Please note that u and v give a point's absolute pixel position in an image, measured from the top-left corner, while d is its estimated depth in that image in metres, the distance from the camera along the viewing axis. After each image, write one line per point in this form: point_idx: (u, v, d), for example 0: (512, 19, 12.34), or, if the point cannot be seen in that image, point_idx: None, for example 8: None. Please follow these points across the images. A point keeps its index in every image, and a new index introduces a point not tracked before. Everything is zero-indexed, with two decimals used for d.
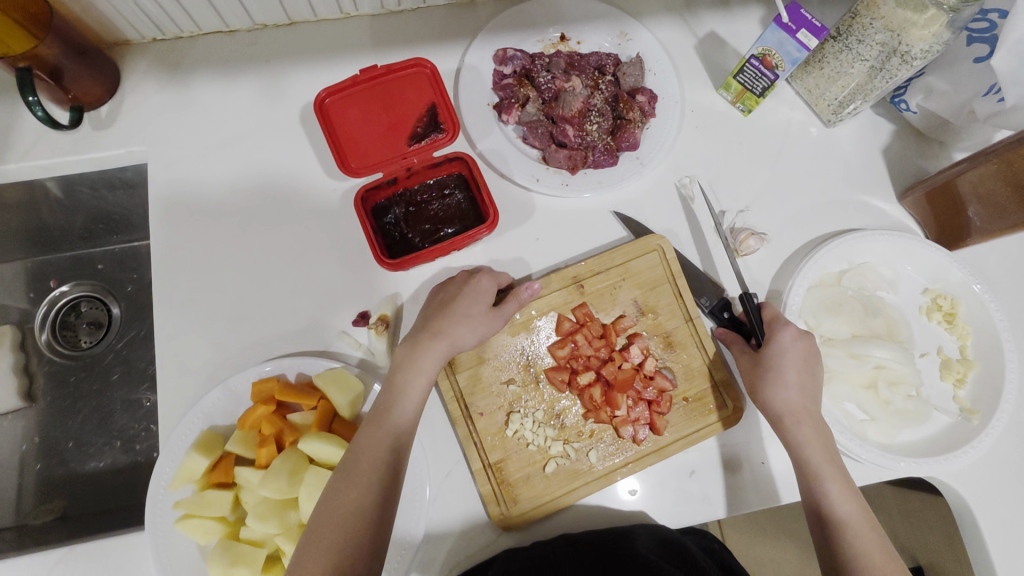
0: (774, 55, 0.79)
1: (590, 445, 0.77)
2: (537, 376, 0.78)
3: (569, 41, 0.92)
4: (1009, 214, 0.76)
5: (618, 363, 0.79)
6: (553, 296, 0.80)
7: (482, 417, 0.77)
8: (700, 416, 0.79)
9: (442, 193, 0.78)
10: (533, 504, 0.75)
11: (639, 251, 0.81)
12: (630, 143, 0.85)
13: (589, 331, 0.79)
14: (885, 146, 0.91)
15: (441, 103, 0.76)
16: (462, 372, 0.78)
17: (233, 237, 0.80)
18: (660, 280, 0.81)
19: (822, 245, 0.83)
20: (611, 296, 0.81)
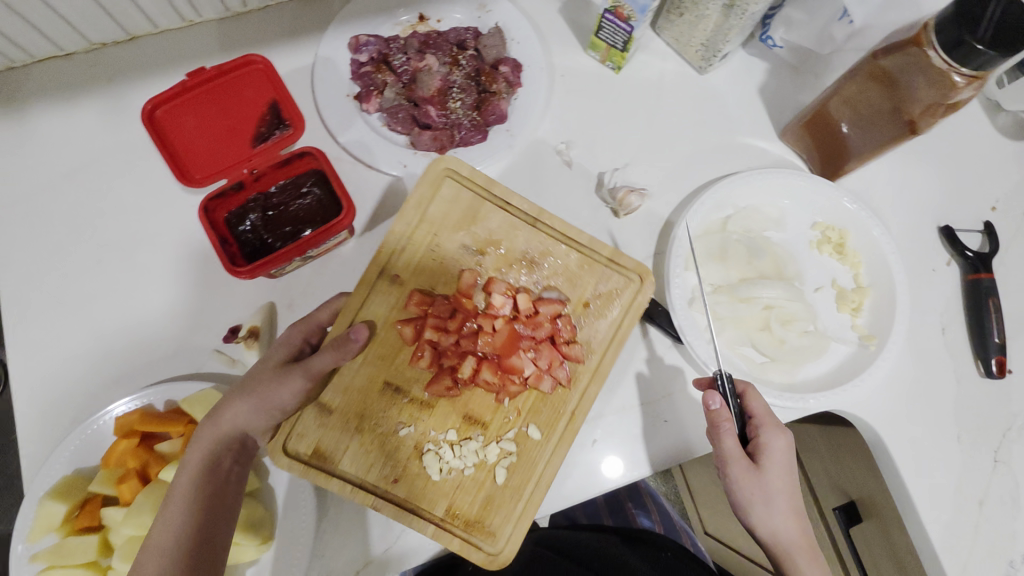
0: (624, 7, 0.77)
1: (519, 407, 0.72)
2: (417, 398, 0.72)
3: (429, 21, 0.88)
4: (877, 135, 0.75)
5: (489, 326, 0.71)
6: (375, 308, 0.73)
7: (382, 448, 0.70)
8: (607, 310, 0.74)
9: (298, 191, 0.74)
10: (498, 528, 0.69)
11: (429, 191, 0.74)
12: (497, 116, 0.83)
13: (429, 316, 0.71)
14: (761, 86, 0.90)
15: (281, 98, 0.72)
16: (330, 422, 0.70)
17: (91, 270, 0.77)
18: (473, 206, 0.75)
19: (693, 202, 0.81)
20: (434, 281, 0.74)
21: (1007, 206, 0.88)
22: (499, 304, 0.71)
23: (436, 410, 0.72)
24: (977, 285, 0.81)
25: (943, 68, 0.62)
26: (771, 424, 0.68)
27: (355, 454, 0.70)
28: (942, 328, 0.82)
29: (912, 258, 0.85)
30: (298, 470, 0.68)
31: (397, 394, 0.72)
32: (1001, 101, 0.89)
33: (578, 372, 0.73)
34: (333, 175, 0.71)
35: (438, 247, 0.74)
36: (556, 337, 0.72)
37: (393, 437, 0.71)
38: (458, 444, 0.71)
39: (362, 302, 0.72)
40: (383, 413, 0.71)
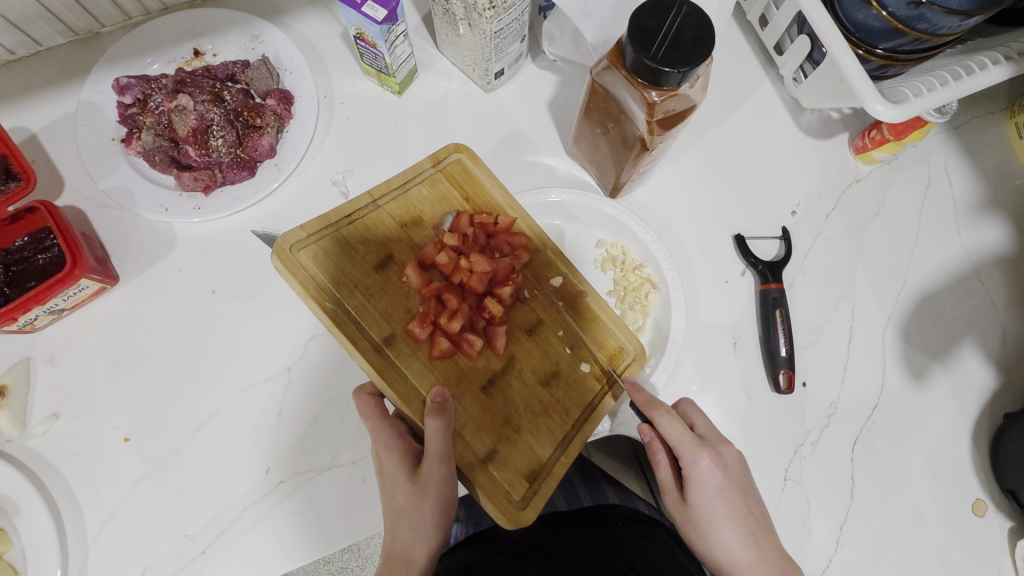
0: (367, 34, 0.74)
1: (539, 283, 0.76)
2: (485, 355, 0.72)
3: (204, 55, 0.87)
4: (625, 154, 0.72)
5: (465, 275, 0.71)
6: (410, 371, 0.70)
7: (526, 415, 0.72)
8: (500, 193, 0.77)
9: (39, 246, 0.72)
10: (615, 338, 0.75)
11: (303, 268, 0.70)
12: (263, 151, 0.81)
13: (428, 315, 0.70)
14: (551, 99, 0.87)
15: (11, 152, 0.71)
16: (512, 443, 0.71)
17: None
18: (344, 222, 0.72)
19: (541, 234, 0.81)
20: (387, 317, 0.71)
21: (807, 209, 0.84)
22: (448, 261, 0.71)
23: (483, 365, 0.72)
24: (766, 296, 0.78)
25: (637, 87, 0.59)
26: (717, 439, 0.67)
27: (532, 428, 0.72)
28: (734, 343, 0.79)
29: (705, 270, 0.81)
30: (535, 505, 0.69)
31: (488, 388, 0.72)
32: (798, 99, 0.86)
33: (526, 241, 0.75)
34: (64, 228, 0.71)
35: (367, 279, 0.72)
36: (498, 225, 0.75)
37: (506, 395, 0.72)
38: (549, 356, 0.74)
39: (378, 371, 0.69)
40: (494, 411, 0.71)
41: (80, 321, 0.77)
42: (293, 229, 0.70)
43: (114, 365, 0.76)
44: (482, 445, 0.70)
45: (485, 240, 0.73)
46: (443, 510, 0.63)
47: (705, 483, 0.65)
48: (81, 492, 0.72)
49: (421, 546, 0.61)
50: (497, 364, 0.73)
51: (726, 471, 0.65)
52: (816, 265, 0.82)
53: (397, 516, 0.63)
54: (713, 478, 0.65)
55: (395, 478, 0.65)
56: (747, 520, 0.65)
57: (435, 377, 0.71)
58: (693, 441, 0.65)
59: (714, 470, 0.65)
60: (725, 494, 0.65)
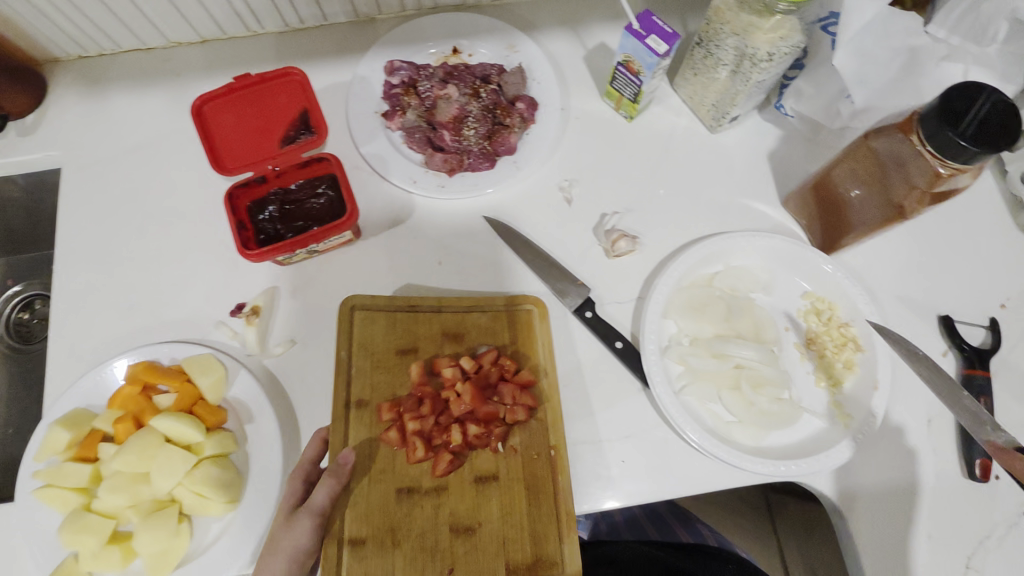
0: (635, 62, 0.81)
1: (515, 446, 0.76)
2: (423, 480, 0.74)
3: (461, 54, 0.95)
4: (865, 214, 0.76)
5: (449, 396, 0.76)
6: (357, 435, 0.76)
7: (414, 544, 0.72)
8: (546, 347, 0.81)
9: (314, 192, 0.82)
10: (524, 537, 0.73)
11: (356, 311, 0.80)
12: (506, 148, 0.88)
13: (401, 407, 0.75)
14: (772, 151, 0.91)
15: (312, 107, 0.81)
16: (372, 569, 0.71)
17: (132, 236, 0.87)
18: (396, 304, 0.81)
19: (705, 250, 0.84)
20: (382, 389, 0.78)
21: (1017, 304, 0.84)
22: (449, 377, 0.76)
23: (414, 474, 0.75)
24: (970, 381, 0.78)
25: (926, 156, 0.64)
26: None
27: (405, 569, 0.71)
28: (929, 420, 0.79)
29: (907, 344, 0.82)
30: None
31: (402, 494, 0.74)
32: (1022, 197, 0.86)
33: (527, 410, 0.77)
34: (344, 180, 0.80)
35: (387, 358, 0.79)
36: (516, 377, 0.78)
37: (411, 514, 0.73)
38: (475, 510, 0.74)
39: (334, 422, 0.75)
40: (393, 519, 0.73)
41: (322, 266, 0.86)
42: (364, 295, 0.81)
43: None
44: (356, 532, 0.72)
45: (493, 383, 0.78)
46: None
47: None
48: (301, 415, 0.80)
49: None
50: (427, 480, 0.74)
51: None
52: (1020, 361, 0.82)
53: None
54: None
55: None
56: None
57: (370, 447, 0.75)
58: None
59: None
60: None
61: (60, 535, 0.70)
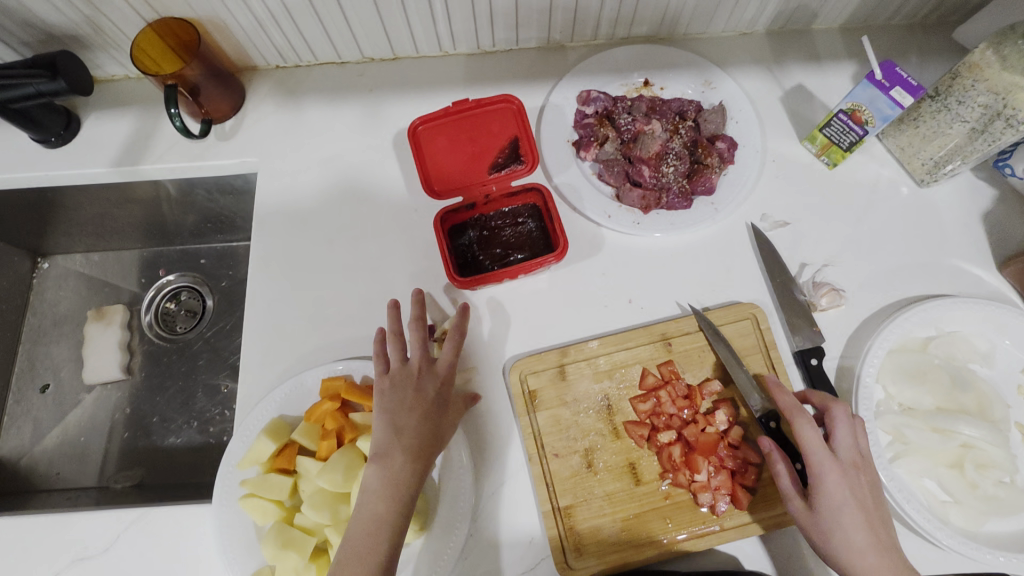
0: (864, 111, 0.78)
1: (675, 496, 0.72)
2: (617, 426, 0.76)
3: (653, 86, 0.93)
4: None
5: (701, 427, 0.75)
6: (640, 350, 0.79)
7: (572, 430, 0.76)
8: None
9: (516, 221, 0.82)
10: (597, 525, 0.72)
11: (732, 316, 0.80)
12: (705, 187, 0.85)
13: (673, 397, 0.76)
14: (986, 212, 0.86)
15: (523, 135, 0.81)
16: (546, 403, 0.78)
17: (323, 247, 0.89)
18: (752, 349, 0.79)
19: (1007, 310, 0.78)
20: (701, 359, 0.78)
21: None
22: (722, 417, 0.75)
23: (626, 402, 0.77)
24: None
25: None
26: (850, 463, 0.67)
27: (549, 424, 0.77)
28: None
29: None
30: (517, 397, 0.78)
31: (606, 402, 0.77)
32: None
33: (730, 513, 0.72)
34: (553, 212, 0.79)
35: (703, 363, 0.78)
36: (741, 474, 0.72)
37: (585, 424, 0.76)
38: (610, 473, 0.74)
39: (641, 331, 0.80)
40: (581, 411, 0.77)
41: (510, 293, 0.85)
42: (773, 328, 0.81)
43: (533, 340, 0.83)
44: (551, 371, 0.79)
45: (728, 464, 0.73)
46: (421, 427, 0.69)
47: (834, 492, 0.65)
48: (486, 446, 0.78)
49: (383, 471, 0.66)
50: (625, 413, 0.77)
51: (855, 489, 0.65)
52: None
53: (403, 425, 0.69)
54: (843, 494, 0.64)
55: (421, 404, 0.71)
56: (873, 531, 0.64)
57: (632, 362, 0.79)
58: (830, 456, 0.66)
59: (843, 485, 0.65)
60: (855, 498, 0.65)
61: (263, 548, 0.70)
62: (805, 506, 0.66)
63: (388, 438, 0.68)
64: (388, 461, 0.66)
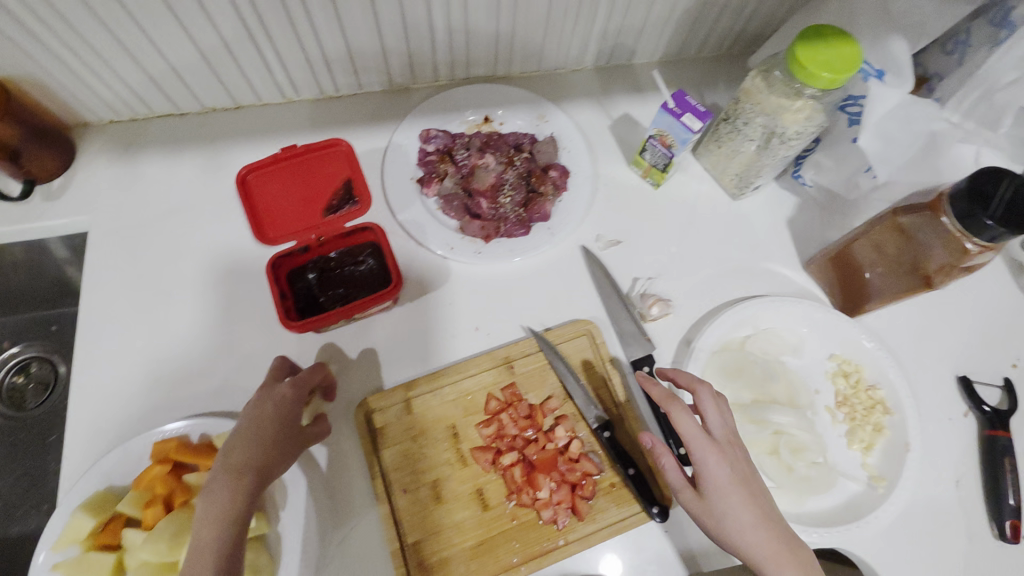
0: (668, 136, 0.85)
1: (521, 516, 0.75)
2: (464, 453, 0.78)
3: (492, 122, 0.98)
4: (905, 276, 0.79)
5: (541, 444, 0.79)
6: (483, 376, 0.82)
7: (419, 465, 0.77)
8: (625, 502, 0.77)
9: (355, 260, 0.82)
10: (447, 555, 0.73)
11: (570, 333, 0.85)
12: (541, 215, 0.91)
13: (514, 419, 0.79)
14: (791, 218, 0.96)
15: (356, 177, 0.82)
16: (394, 439, 0.78)
17: (161, 303, 0.86)
18: (589, 364, 0.84)
19: (808, 305, 0.87)
20: (542, 379, 0.82)
21: None
22: (561, 433, 0.79)
23: (472, 430, 0.79)
24: (994, 443, 0.81)
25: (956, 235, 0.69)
26: (728, 442, 0.69)
27: (396, 460, 0.77)
28: (957, 481, 0.81)
29: (933, 406, 0.85)
30: (364, 438, 0.78)
31: (452, 431, 0.79)
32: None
33: (573, 524, 0.75)
34: (387, 249, 0.80)
35: (544, 383, 0.82)
36: (581, 486, 0.77)
37: (434, 455, 0.78)
38: (458, 501, 0.76)
39: (483, 358, 0.83)
40: (428, 444, 0.78)
41: (359, 332, 0.86)
42: (608, 340, 0.87)
43: (384, 378, 0.84)
44: (397, 407, 0.80)
45: (568, 478, 0.77)
46: (265, 441, 0.66)
47: (713, 473, 0.66)
48: (338, 490, 0.78)
49: (218, 488, 0.61)
50: (472, 440, 0.79)
51: (733, 465, 0.67)
52: None
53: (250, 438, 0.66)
54: (720, 472, 0.66)
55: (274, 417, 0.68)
56: (757, 504, 0.67)
57: (476, 389, 0.81)
58: (707, 441, 0.67)
59: (724, 467, 0.67)
60: (733, 472, 0.67)
61: None
62: (696, 496, 0.68)
63: (219, 460, 0.64)
64: (223, 478, 0.62)
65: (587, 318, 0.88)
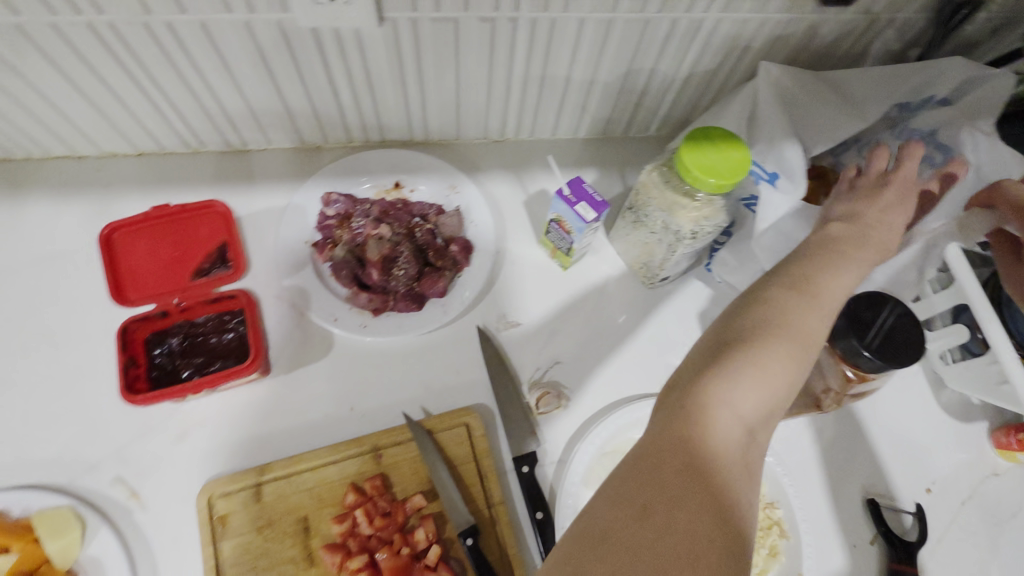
0: (565, 222, 0.82)
1: None
2: (312, 552, 0.72)
3: (403, 188, 0.96)
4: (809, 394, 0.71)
5: (397, 547, 0.71)
6: (346, 464, 0.76)
7: (261, 562, 0.71)
8: None
9: (222, 329, 0.77)
10: None
11: (447, 422, 0.79)
12: (435, 291, 0.86)
13: (370, 518, 0.72)
14: (702, 310, 0.91)
15: (231, 242, 0.78)
16: (236, 530, 0.72)
17: (14, 358, 0.81)
18: (465, 457, 0.78)
19: None
20: (411, 472, 0.76)
21: (942, 489, 0.82)
22: (422, 536, 0.72)
23: (326, 525, 0.73)
24: None
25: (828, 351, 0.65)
26: None
27: (235, 554, 0.71)
28: None
29: (836, 532, 0.78)
30: (206, 527, 0.71)
31: (304, 525, 0.72)
32: (944, 377, 0.86)
33: None
34: (254, 318, 0.76)
35: (413, 477, 0.76)
36: None
37: (280, 551, 0.71)
38: None
39: (349, 444, 0.76)
40: (275, 538, 0.72)
41: (221, 405, 0.80)
42: (489, 432, 0.81)
43: (240, 458, 0.77)
44: (246, 493, 0.73)
45: None
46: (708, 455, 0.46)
47: None
48: None
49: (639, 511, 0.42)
50: (325, 536, 0.72)
51: None
52: (948, 556, 0.78)
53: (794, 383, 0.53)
54: None
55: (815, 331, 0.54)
56: None
57: (337, 478, 0.75)
58: None
59: None
60: None
61: None
62: None
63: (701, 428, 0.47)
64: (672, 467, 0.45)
65: (472, 407, 0.82)
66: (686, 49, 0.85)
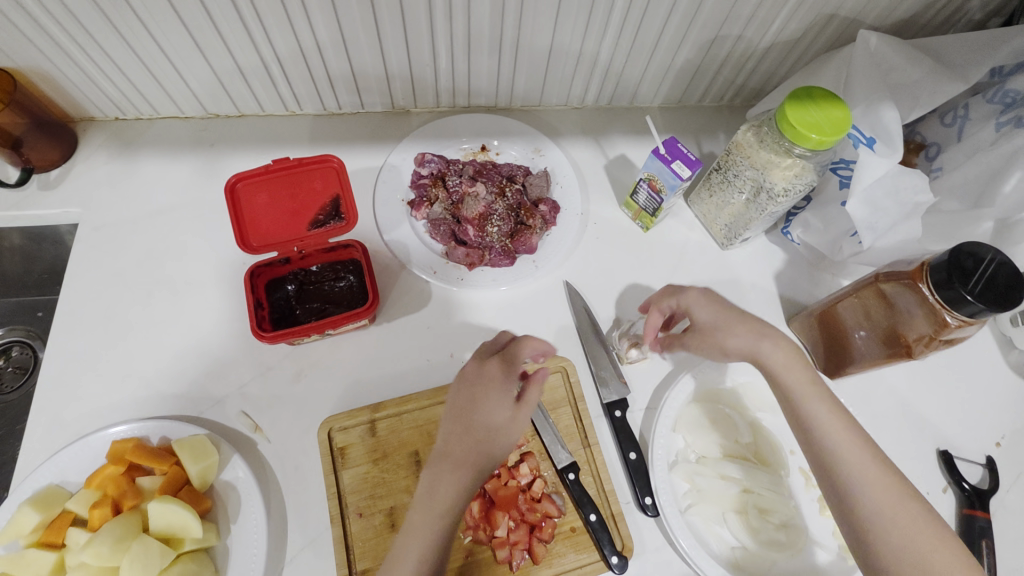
0: (658, 181, 0.86)
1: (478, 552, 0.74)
2: None
3: (489, 151, 1.00)
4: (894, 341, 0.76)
5: (504, 480, 0.76)
6: None
7: (376, 490, 0.76)
8: (585, 548, 0.75)
9: (336, 276, 0.83)
10: None
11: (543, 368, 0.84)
12: (527, 247, 0.90)
13: None
14: (778, 272, 0.95)
15: (344, 194, 0.82)
16: (354, 460, 0.77)
17: (139, 301, 0.87)
18: (560, 401, 0.83)
19: None
20: None
21: (1012, 443, 0.86)
22: (527, 470, 0.77)
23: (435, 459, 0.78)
24: (971, 521, 0.78)
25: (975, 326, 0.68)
26: None
27: (354, 483, 0.76)
28: None
29: (909, 478, 0.82)
30: (325, 458, 0.76)
31: (415, 458, 0.78)
32: (1013, 338, 0.90)
33: (529, 566, 0.73)
34: (368, 267, 0.81)
35: None
36: (541, 526, 0.74)
37: (393, 481, 0.76)
38: None
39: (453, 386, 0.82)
40: (388, 469, 0.77)
41: (330, 349, 0.85)
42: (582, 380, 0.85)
43: (350, 397, 0.83)
44: (360, 428, 0.79)
45: (527, 517, 0.74)
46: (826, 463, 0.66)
47: None
48: (291, 506, 0.77)
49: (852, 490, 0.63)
50: None
51: None
52: (1017, 504, 0.82)
53: (881, 509, 0.62)
54: None
55: (877, 459, 0.64)
56: None
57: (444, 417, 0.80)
58: None
59: None
60: None
61: None
62: None
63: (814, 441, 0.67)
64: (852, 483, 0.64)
65: (563, 355, 0.87)
66: (775, 17, 0.87)
